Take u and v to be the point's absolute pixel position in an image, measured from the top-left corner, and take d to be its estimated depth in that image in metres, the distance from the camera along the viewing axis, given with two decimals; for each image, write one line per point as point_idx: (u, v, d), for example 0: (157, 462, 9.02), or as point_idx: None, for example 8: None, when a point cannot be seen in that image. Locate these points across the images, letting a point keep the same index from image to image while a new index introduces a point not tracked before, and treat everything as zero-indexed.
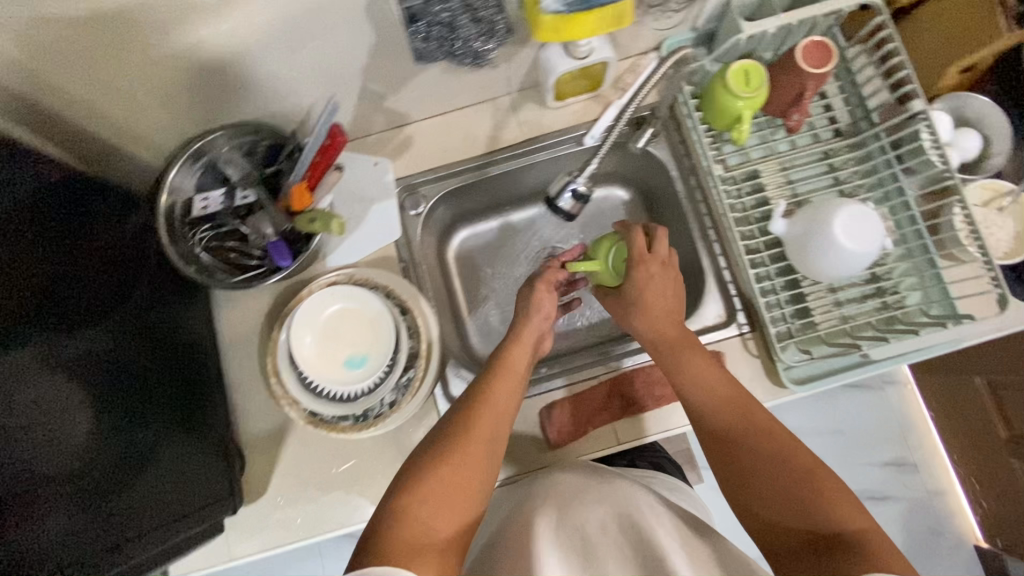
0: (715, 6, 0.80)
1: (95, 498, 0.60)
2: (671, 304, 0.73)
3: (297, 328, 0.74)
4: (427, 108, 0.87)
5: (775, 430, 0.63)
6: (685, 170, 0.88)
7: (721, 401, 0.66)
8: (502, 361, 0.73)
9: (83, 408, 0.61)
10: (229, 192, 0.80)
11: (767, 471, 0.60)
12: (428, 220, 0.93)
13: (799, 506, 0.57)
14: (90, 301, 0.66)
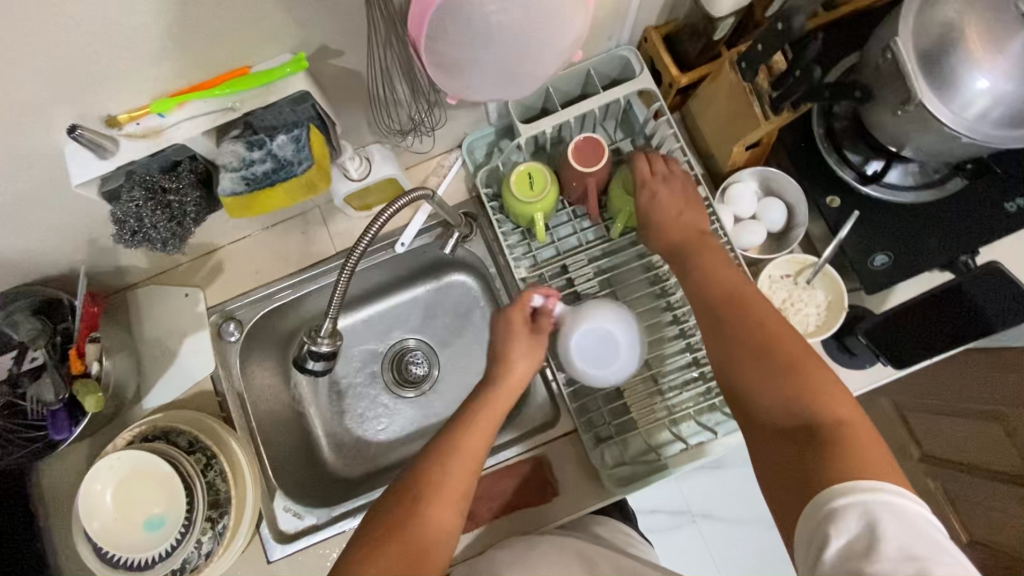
0: (496, 107, 0.79)
1: None
2: (683, 208, 0.73)
3: (95, 491, 0.71)
4: (230, 234, 0.86)
5: (776, 323, 0.60)
6: (501, 266, 0.88)
7: (723, 290, 0.65)
8: (490, 403, 0.67)
9: None
10: (19, 353, 0.75)
11: (752, 360, 0.58)
12: (255, 342, 0.90)
13: (789, 396, 0.55)
14: None
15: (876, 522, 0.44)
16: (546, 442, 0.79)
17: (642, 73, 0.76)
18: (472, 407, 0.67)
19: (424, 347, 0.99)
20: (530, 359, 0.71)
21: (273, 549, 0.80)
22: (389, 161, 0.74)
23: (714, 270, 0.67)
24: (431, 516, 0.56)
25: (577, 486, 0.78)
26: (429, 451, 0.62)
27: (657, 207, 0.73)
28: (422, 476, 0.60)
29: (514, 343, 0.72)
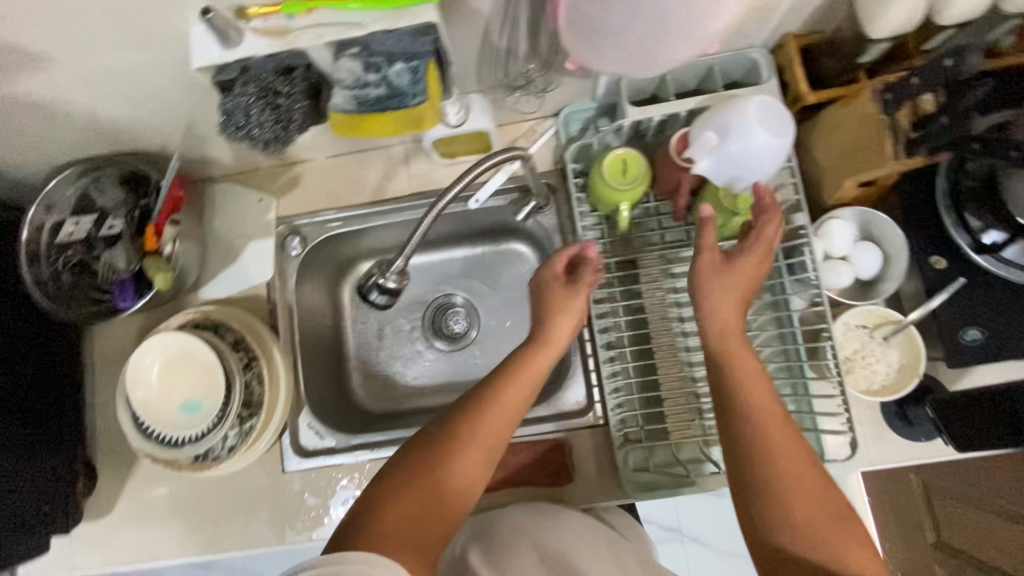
0: (607, 81, 0.75)
1: None
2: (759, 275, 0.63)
3: (141, 364, 0.74)
4: (314, 151, 0.86)
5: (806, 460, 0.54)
6: (568, 246, 0.85)
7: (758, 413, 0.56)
8: (507, 388, 0.61)
9: None
10: (100, 218, 0.79)
11: (778, 492, 0.54)
12: (313, 262, 0.91)
13: (817, 533, 0.52)
14: None
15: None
16: (572, 428, 0.79)
17: (769, 80, 0.72)
18: (483, 387, 0.62)
19: (468, 306, 0.99)
20: (553, 354, 0.66)
21: (290, 461, 0.82)
22: (485, 114, 0.72)
23: (753, 376, 0.58)
24: (450, 484, 0.56)
25: (592, 479, 0.77)
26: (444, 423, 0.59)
27: (709, 291, 0.63)
28: (427, 449, 0.57)
29: (548, 307, 0.69)
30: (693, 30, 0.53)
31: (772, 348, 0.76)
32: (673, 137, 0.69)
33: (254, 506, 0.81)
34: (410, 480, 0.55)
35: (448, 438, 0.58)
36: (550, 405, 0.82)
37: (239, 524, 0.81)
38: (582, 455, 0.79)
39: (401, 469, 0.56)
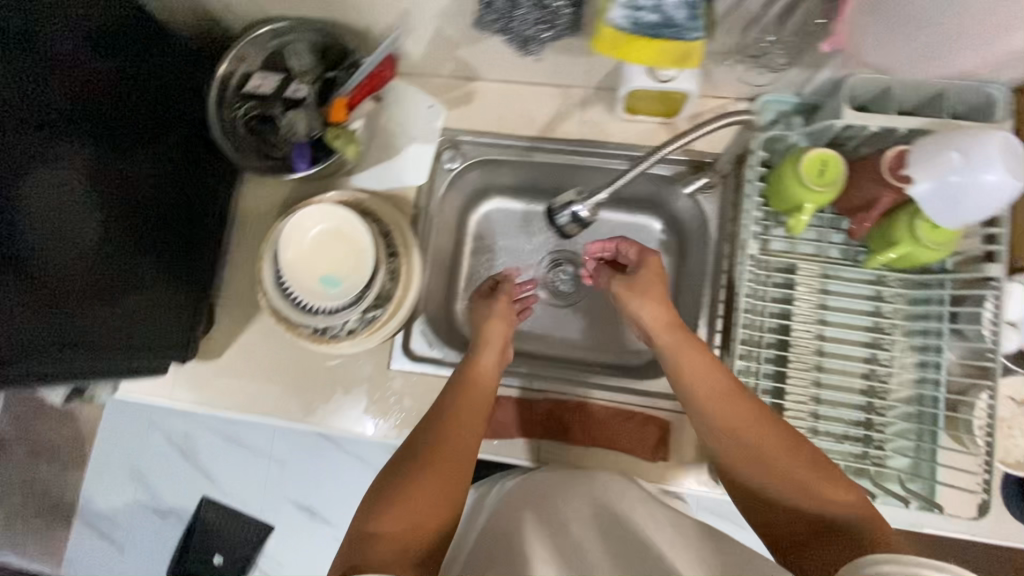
0: (830, 79, 0.72)
1: (60, 302, 0.64)
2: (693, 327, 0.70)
3: (295, 228, 0.77)
4: (498, 71, 0.85)
5: (770, 425, 0.62)
6: (723, 235, 0.83)
7: (717, 393, 0.64)
8: (484, 359, 0.77)
9: (90, 214, 0.67)
10: (286, 80, 0.81)
11: (751, 463, 0.61)
12: (460, 180, 0.92)
13: (800, 487, 0.58)
14: (124, 128, 0.71)
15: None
16: (680, 410, 0.79)
17: (1004, 120, 0.66)
18: (462, 373, 0.75)
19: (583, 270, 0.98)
20: (494, 351, 0.77)
21: (396, 359, 0.85)
22: (693, 77, 0.72)
23: (704, 365, 0.66)
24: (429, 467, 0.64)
25: (687, 463, 0.77)
26: (421, 432, 0.68)
27: (646, 313, 0.72)
28: (404, 454, 0.66)
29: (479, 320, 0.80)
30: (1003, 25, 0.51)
31: (907, 391, 0.74)
32: (889, 153, 0.66)
33: (353, 392, 0.84)
34: (396, 482, 0.63)
35: (421, 445, 0.66)
36: (662, 383, 0.82)
37: (335, 404, 0.84)
38: (682, 438, 0.79)
39: (388, 483, 0.63)
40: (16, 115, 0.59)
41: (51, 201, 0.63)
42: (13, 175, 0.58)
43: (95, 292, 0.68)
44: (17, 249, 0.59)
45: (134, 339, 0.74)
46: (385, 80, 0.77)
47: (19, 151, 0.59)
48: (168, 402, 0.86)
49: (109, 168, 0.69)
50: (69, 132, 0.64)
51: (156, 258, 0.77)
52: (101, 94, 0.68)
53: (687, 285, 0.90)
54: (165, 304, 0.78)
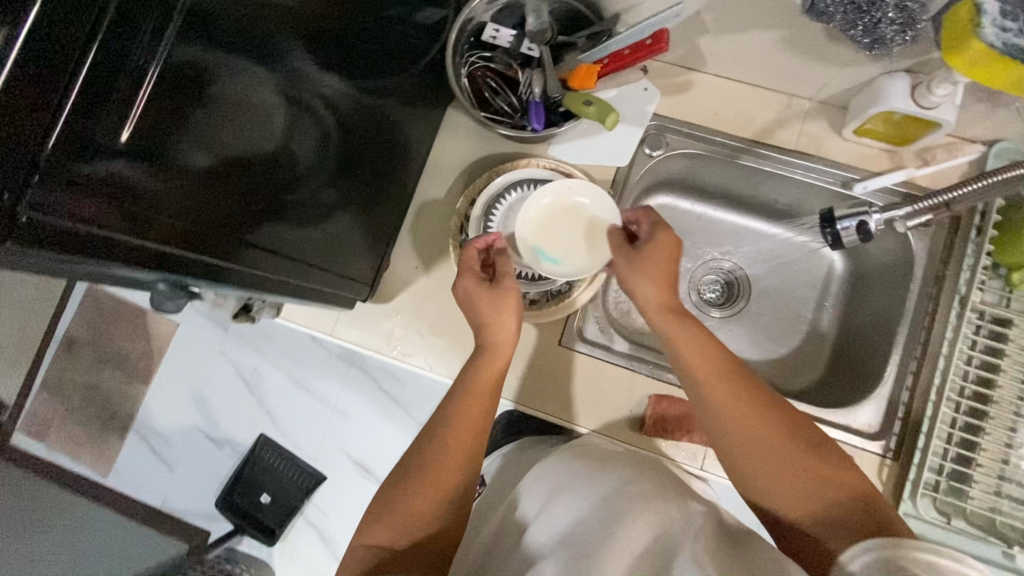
0: None
1: (280, 228, 0.60)
2: (702, 337, 0.61)
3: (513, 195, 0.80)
4: (727, 66, 0.82)
5: (765, 402, 0.56)
6: (930, 277, 0.80)
7: (704, 364, 0.59)
8: (491, 319, 0.68)
9: (318, 143, 0.62)
10: (519, 36, 0.79)
11: (738, 453, 0.55)
12: (654, 170, 0.89)
13: (792, 476, 0.53)
14: (364, 56, 0.66)
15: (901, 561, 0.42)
16: (858, 445, 0.77)
17: None
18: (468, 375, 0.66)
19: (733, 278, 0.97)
20: (511, 313, 0.68)
21: (569, 337, 0.83)
22: (956, 107, 0.70)
23: (693, 338, 0.61)
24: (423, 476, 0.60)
25: None
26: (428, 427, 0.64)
27: (634, 282, 0.66)
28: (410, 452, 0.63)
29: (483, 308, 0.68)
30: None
31: None
32: None
33: (522, 362, 0.82)
34: (395, 482, 0.61)
35: (420, 440, 0.63)
36: (840, 414, 0.80)
37: None
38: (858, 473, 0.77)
39: (386, 491, 0.61)
40: (309, 33, 0.53)
41: (298, 125, 0.57)
42: (291, 96, 0.54)
43: (300, 221, 0.64)
44: (286, 167, 0.57)
45: (329, 268, 0.73)
46: (654, 54, 0.71)
47: (312, 68, 0.56)
48: (328, 336, 0.84)
49: (338, 93, 0.63)
50: (328, 52, 0.58)
51: (351, 191, 0.74)
52: (359, 15, 0.61)
53: (868, 318, 0.88)
54: (351, 237, 0.77)
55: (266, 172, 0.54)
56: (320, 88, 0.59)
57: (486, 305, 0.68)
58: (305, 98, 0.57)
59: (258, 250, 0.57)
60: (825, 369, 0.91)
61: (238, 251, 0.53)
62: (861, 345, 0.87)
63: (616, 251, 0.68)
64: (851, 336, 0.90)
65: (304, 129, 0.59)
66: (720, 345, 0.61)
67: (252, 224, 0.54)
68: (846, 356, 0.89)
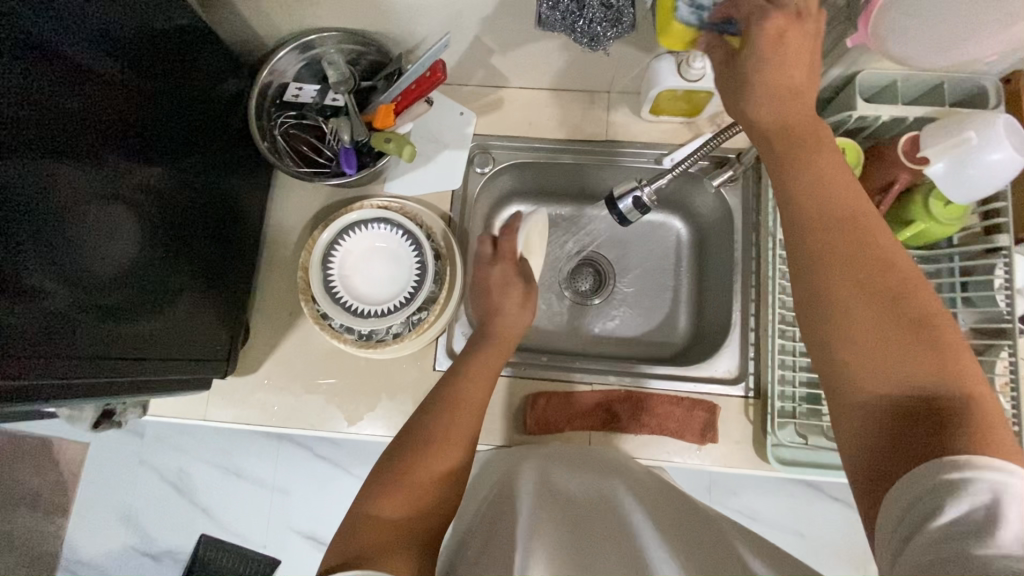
0: (839, 75, 0.79)
1: (108, 315, 0.62)
2: (851, 184, 0.50)
3: (351, 241, 0.81)
4: (526, 78, 0.88)
5: (895, 264, 0.47)
6: (748, 226, 0.88)
7: (840, 202, 0.50)
8: (479, 360, 0.73)
9: (135, 228, 0.66)
10: (323, 89, 0.82)
11: (853, 283, 0.47)
12: (490, 185, 0.94)
13: (876, 327, 0.45)
14: (164, 140, 0.70)
15: (1001, 498, 0.35)
16: (722, 394, 0.83)
17: (997, 107, 0.74)
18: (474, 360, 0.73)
19: (601, 270, 1.02)
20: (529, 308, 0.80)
21: (440, 359, 0.84)
22: None
23: (837, 169, 0.51)
24: (444, 445, 0.62)
25: (733, 444, 0.80)
26: (416, 427, 0.64)
27: (762, 102, 0.54)
28: (403, 443, 0.63)
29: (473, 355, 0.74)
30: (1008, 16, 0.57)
31: None
32: (902, 139, 0.74)
33: (400, 396, 0.83)
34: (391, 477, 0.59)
35: (417, 440, 0.62)
36: (701, 369, 0.85)
37: (379, 409, 0.83)
38: (727, 419, 0.82)
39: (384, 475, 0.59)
40: (77, 130, 0.58)
41: (99, 217, 0.61)
42: (75, 192, 0.58)
43: (136, 306, 0.66)
44: (77, 268, 0.58)
45: (183, 351, 0.74)
46: (436, 85, 0.74)
47: (73, 167, 0.57)
48: (203, 421, 0.84)
49: (149, 179, 0.68)
50: (113, 144, 0.62)
51: (195, 270, 0.76)
52: (139, 107, 0.66)
53: (714, 275, 0.95)
54: (205, 316, 0.78)
55: (67, 263, 0.57)
56: (114, 175, 0.62)
57: (505, 332, 0.78)
58: (101, 191, 0.61)
59: (64, 356, 0.57)
60: (692, 329, 0.97)
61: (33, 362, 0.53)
62: (714, 301, 0.94)
63: (724, 58, 0.58)
64: (705, 294, 0.97)
65: (111, 220, 0.62)
66: (824, 126, 0.53)
67: (59, 317, 0.56)
68: (704, 313, 0.96)
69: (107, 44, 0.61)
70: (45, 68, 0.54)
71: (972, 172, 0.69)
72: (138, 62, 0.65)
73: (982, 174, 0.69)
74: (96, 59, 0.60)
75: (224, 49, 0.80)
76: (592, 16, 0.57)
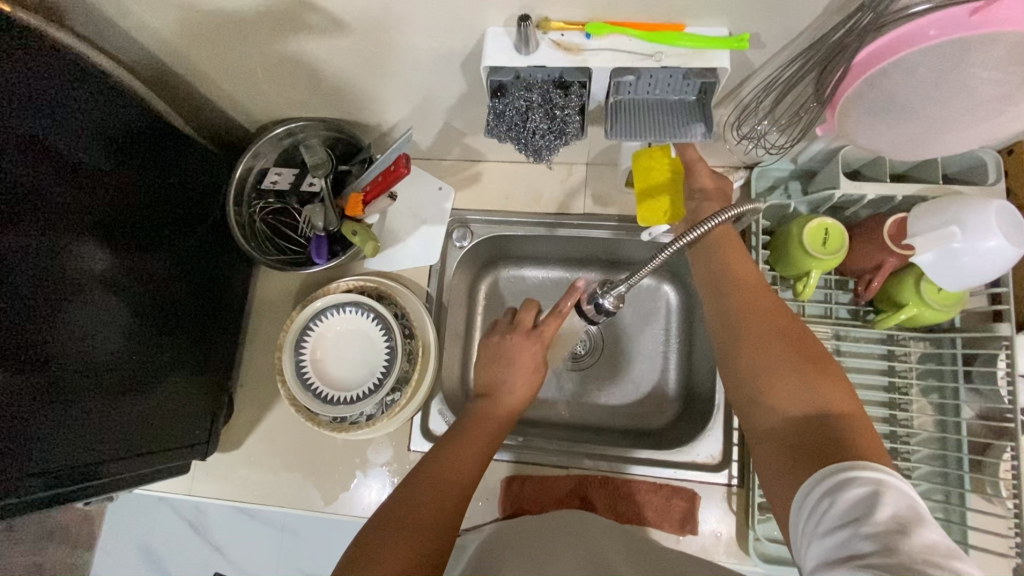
0: (820, 150, 0.76)
1: (94, 403, 0.65)
2: (747, 270, 0.63)
3: (323, 326, 0.83)
4: (503, 153, 0.88)
5: (782, 324, 0.57)
6: None
7: (737, 280, 0.62)
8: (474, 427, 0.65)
9: (123, 320, 0.69)
10: (301, 174, 0.85)
11: (745, 358, 0.57)
12: (470, 256, 0.94)
13: (776, 355, 0.55)
14: (152, 234, 0.74)
15: (881, 492, 0.41)
16: (702, 482, 0.79)
17: (996, 183, 0.70)
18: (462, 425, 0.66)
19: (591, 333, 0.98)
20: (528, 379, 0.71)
21: (415, 441, 0.84)
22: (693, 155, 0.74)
23: (739, 256, 0.65)
24: (438, 481, 0.57)
25: (711, 537, 0.77)
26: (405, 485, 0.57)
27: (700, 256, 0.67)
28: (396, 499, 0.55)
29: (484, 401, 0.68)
30: (978, 117, 0.54)
31: (931, 450, 0.75)
32: (890, 221, 0.70)
33: (374, 476, 0.84)
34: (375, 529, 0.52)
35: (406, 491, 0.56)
36: (682, 452, 0.82)
37: (354, 490, 0.83)
38: (708, 509, 0.78)
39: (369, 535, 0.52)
40: (68, 238, 0.62)
41: (87, 313, 0.64)
42: (65, 295, 0.62)
43: (123, 393, 0.69)
44: (65, 362, 0.61)
45: (162, 439, 0.76)
46: (402, 177, 0.76)
47: (65, 271, 0.62)
48: (188, 495, 0.87)
49: (136, 271, 0.71)
50: (101, 246, 0.66)
51: (179, 357, 0.78)
52: (127, 205, 0.70)
53: (703, 345, 0.91)
54: (189, 402, 0.80)
55: (56, 359, 0.60)
56: (102, 273, 0.66)
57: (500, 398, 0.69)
58: (88, 290, 0.64)
59: (44, 452, 0.59)
60: (682, 402, 0.92)
61: (17, 453, 0.56)
62: (702, 374, 0.90)
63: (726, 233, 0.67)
64: (695, 364, 0.92)
65: (99, 315, 0.66)
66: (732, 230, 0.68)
67: (43, 408, 0.59)
68: (693, 384, 0.92)
69: (98, 156, 0.65)
70: (42, 179, 0.59)
71: (965, 261, 0.64)
72: (129, 165, 0.70)
73: (975, 263, 0.64)
74: (90, 169, 0.64)
75: (203, 143, 0.84)
76: (535, 126, 0.58)
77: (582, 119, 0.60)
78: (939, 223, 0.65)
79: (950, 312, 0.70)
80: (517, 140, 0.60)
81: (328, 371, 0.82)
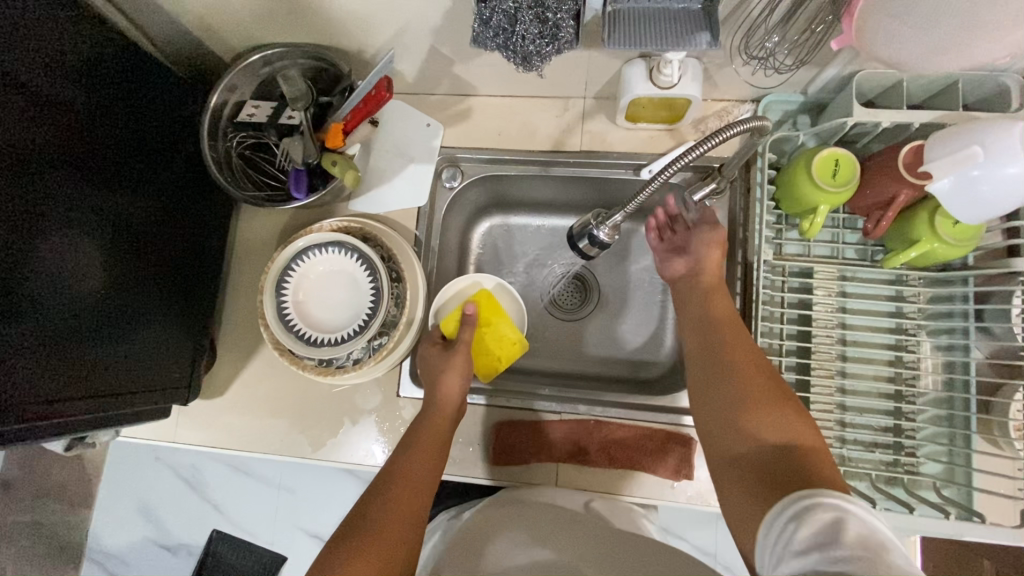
0: (832, 77, 0.71)
1: (73, 335, 0.62)
2: (727, 309, 0.67)
3: (306, 265, 0.79)
4: (494, 86, 0.83)
5: (756, 366, 0.58)
6: (734, 241, 0.81)
7: (723, 321, 0.65)
8: (424, 424, 0.69)
9: (99, 251, 0.65)
10: (280, 106, 0.80)
11: (716, 393, 0.58)
12: (460, 199, 0.90)
13: (743, 393, 0.56)
14: (128, 167, 0.70)
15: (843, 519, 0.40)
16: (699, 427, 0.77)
17: (1019, 110, 0.65)
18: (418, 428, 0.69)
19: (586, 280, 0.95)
20: (459, 372, 0.73)
21: (404, 386, 0.82)
22: (696, 81, 0.69)
23: (720, 300, 0.68)
24: (400, 484, 0.61)
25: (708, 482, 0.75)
26: (375, 487, 0.61)
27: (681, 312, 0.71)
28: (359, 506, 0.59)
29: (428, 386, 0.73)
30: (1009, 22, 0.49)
31: (936, 392, 0.73)
32: (904, 149, 0.66)
33: (362, 422, 0.81)
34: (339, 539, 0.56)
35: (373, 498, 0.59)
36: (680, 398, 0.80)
37: (342, 436, 0.81)
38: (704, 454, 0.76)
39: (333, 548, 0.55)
40: (41, 158, 0.58)
41: (63, 239, 0.60)
42: (39, 216, 0.58)
43: (103, 328, 0.66)
44: (41, 284, 0.58)
45: (143, 381, 0.73)
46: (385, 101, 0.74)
47: (39, 191, 0.58)
48: (172, 443, 0.84)
49: (113, 205, 0.67)
50: (75, 171, 0.62)
51: (158, 297, 0.75)
52: (101, 133, 0.65)
53: None
54: (169, 344, 0.77)
55: (34, 277, 0.57)
56: (78, 200, 0.62)
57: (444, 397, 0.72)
58: (65, 213, 0.61)
59: (23, 381, 0.56)
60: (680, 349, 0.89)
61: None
62: None
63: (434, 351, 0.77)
64: None
65: (75, 243, 0.62)
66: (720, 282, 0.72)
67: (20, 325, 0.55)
68: None
69: (63, 74, 0.60)
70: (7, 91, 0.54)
71: (987, 188, 0.60)
72: (99, 91, 0.65)
73: (995, 191, 0.59)
74: (54, 86, 0.59)
75: (173, 72, 0.78)
76: (525, 33, 0.54)
77: (577, 26, 0.55)
78: (957, 147, 0.61)
79: (965, 246, 0.66)
80: (505, 50, 0.56)
81: (312, 313, 0.79)
